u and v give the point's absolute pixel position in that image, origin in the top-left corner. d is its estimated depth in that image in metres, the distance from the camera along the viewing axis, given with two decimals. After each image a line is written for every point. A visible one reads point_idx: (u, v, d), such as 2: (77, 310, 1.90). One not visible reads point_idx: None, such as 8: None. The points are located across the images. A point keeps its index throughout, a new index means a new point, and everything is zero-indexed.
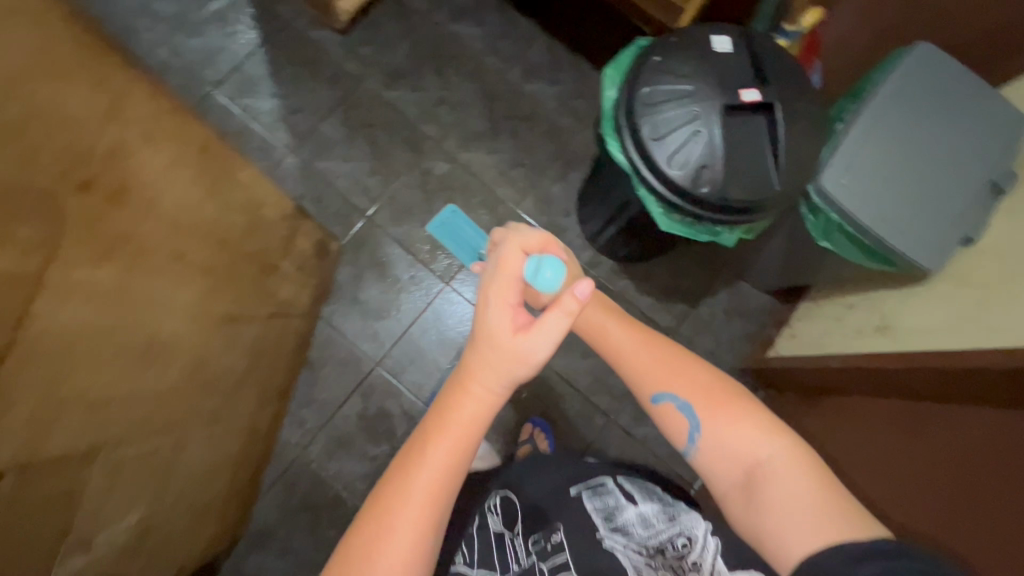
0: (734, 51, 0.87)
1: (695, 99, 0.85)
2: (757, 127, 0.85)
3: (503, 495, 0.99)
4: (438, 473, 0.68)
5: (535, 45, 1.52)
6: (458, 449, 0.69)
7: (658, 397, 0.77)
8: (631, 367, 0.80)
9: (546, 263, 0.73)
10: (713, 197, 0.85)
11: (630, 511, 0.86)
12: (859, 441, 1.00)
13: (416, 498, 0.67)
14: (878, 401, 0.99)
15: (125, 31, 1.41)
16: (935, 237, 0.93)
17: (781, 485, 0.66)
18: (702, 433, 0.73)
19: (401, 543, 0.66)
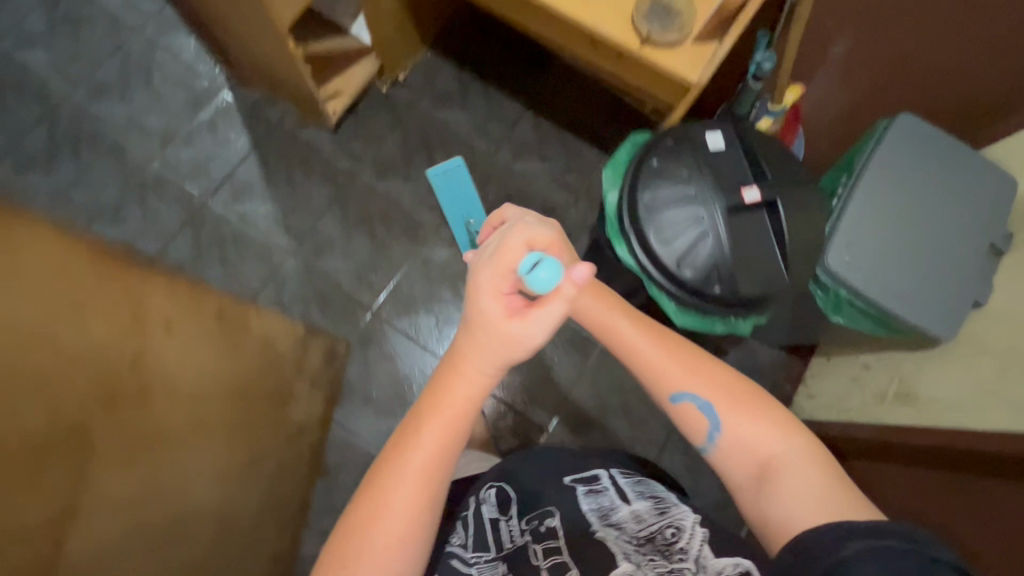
0: (727, 147, 0.89)
1: (698, 200, 0.86)
2: (759, 223, 0.85)
3: (496, 487, 1.00)
4: (433, 451, 0.69)
5: (522, 122, 1.53)
6: (452, 427, 0.70)
7: (676, 396, 0.75)
8: (642, 367, 0.78)
9: (543, 263, 0.67)
10: (725, 293, 0.86)
11: (623, 509, 0.82)
12: (901, 481, 0.98)
13: (411, 479, 0.67)
14: (917, 463, 0.95)
15: (119, 150, 1.43)
16: (945, 305, 0.94)
17: (798, 476, 0.64)
18: (721, 431, 0.72)
19: (397, 519, 0.66)
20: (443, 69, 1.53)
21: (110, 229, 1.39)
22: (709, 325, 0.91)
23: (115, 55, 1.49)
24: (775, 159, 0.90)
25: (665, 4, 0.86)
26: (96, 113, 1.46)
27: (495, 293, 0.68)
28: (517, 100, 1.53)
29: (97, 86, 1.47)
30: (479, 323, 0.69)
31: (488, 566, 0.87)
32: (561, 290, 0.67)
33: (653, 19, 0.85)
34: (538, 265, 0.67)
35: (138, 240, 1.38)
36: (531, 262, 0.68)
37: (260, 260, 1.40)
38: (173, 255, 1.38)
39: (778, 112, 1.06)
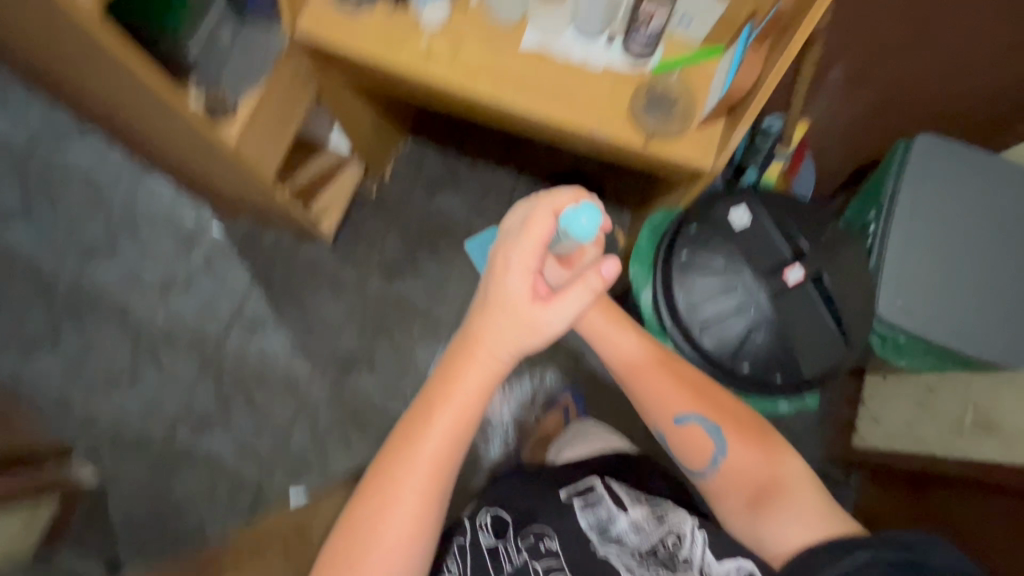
0: (754, 222, 0.85)
1: (739, 292, 0.82)
2: (809, 301, 0.81)
3: (492, 512, 0.88)
4: (442, 444, 0.66)
5: (518, 190, 1.48)
6: (461, 422, 0.66)
7: (681, 419, 0.79)
8: (656, 391, 0.79)
9: (583, 212, 0.61)
10: (788, 378, 0.82)
11: (622, 520, 0.83)
12: (963, 514, 0.96)
13: (422, 468, 0.66)
14: (987, 503, 0.93)
15: (122, 311, 1.40)
16: (1012, 329, 0.90)
17: (792, 497, 0.73)
18: (727, 455, 0.77)
19: (402, 521, 0.66)
20: (428, 155, 1.49)
21: (131, 395, 1.35)
22: (774, 406, 0.88)
23: (97, 213, 1.45)
24: (808, 225, 0.85)
25: (661, 90, 0.83)
26: (90, 278, 1.42)
27: (524, 267, 0.61)
28: (509, 170, 1.48)
29: (85, 250, 1.43)
30: (501, 300, 0.62)
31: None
32: (588, 278, 0.60)
33: (651, 109, 0.82)
34: (577, 213, 0.61)
35: (162, 400, 1.35)
36: (568, 219, 0.60)
37: (287, 393, 1.36)
38: (200, 408, 1.34)
39: (789, 154, 1.02)
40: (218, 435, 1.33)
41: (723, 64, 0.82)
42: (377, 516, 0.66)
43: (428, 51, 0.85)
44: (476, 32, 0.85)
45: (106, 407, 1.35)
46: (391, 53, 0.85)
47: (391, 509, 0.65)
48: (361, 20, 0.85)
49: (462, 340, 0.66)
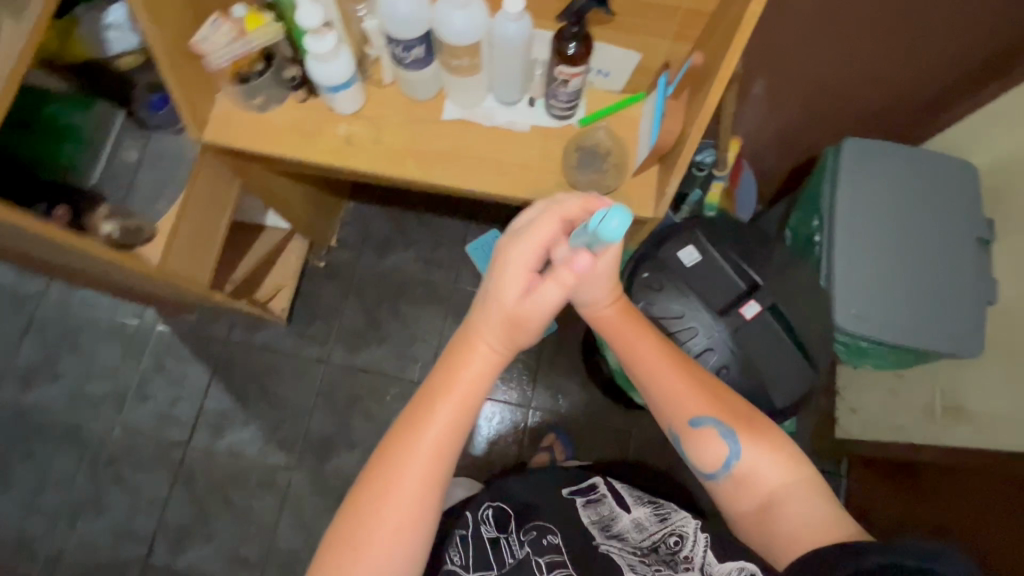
0: (704, 260, 0.85)
1: (702, 335, 0.81)
2: (770, 333, 0.81)
3: (495, 505, 0.88)
4: (448, 425, 0.59)
5: (470, 237, 1.46)
6: (467, 403, 0.60)
7: (695, 420, 0.67)
8: (663, 384, 0.69)
9: (610, 213, 0.51)
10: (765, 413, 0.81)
11: (624, 519, 0.83)
12: (925, 493, 1.00)
13: (425, 450, 0.58)
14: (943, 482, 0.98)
15: (74, 433, 1.32)
16: (962, 318, 0.93)
17: (804, 507, 0.61)
18: (741, 458, 0.64)
19: (404, 507, 0.57)
20: (373, 216, 1.45)
21: (98, 522, 1.27)
22: None
23: (30, 333, 1.36)
24: (756, 254, 0.86)
25: (591, 146, 0.83)
26: (32, 404, 1.33)
27: (518, 262, 0.58)
28: (458, 217, 1.45)
29: (22, 375, 1.34)
30: (491, 295, 0.60)
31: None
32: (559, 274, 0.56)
33: (583, 166, 0.82)
34: (606, 216, 0.51)
35: (132, 520, 1.27)
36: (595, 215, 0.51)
37: (266, 488, 1.30)
38: (174, 521, 1.28)
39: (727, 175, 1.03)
40: (199, 547, 1.26)
41: (647, 110, 0.82)
42: (361, 536, 0.56)
43: (349, 139, 0.82)
44: (395, 113, 0.83)
45: (71, 539, 1.26)
46: (311, 149, 0.82)
47: (374, 521, 0.56)
48: (273, 119, 0.82)
49: (464, 329, 0.62)
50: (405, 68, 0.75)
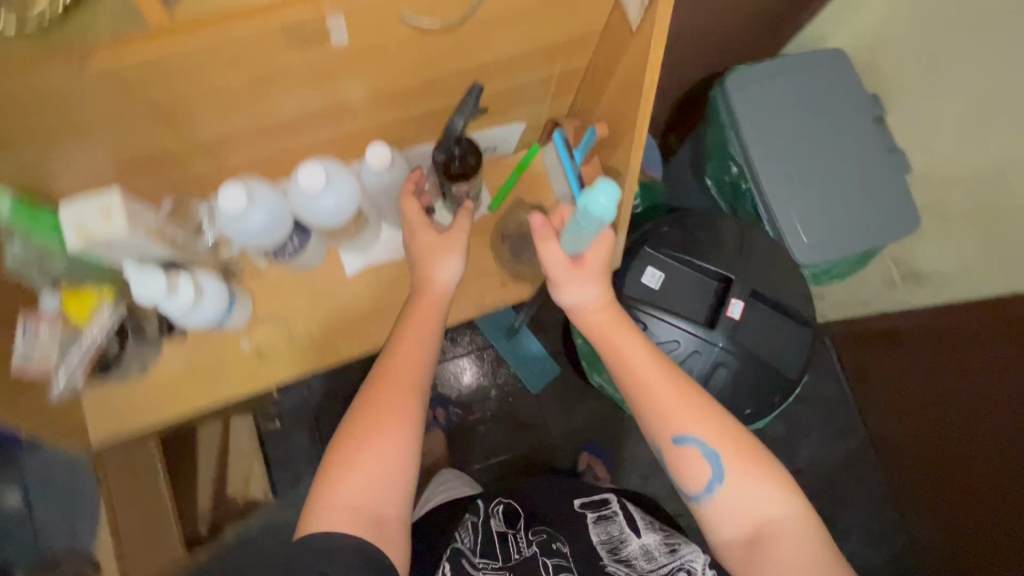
0: (668, 276, 0.82)
1: (706, 355, 0.79)
2: (759, 319, 0.80)
3: (506, 502, 0.81)
4: (422, 334, 0.59)
5: None
6: (433, 315, 0.61)
7: (680, 438, 0.53)
8: (644, 394, 0.54)
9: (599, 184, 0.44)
10: (783, 391, 0.82)
11: (635, 543, 0.71)
12: (886, 362, 1.14)
13: (403, 355, 0.58)
14: (895, 351, 1.11)
15: None
16: (893, 200, 0.96)
17: (804, 555, 0.48)
18: (726, 485, 0.51)
19: (392, 400, 0.55)
20: None
21: None
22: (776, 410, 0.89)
23: None
24: (709, 246, 0.83)
25: (516, 227, 0.74)
26: None
27: (415, 218, 0.60)
28: None
29: None
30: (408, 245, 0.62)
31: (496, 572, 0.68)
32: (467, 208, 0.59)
33: (518, 255, 0.73)
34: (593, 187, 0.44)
35: None
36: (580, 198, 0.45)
37: None
38: None
39: None
40: None
41: (552, 158, 0.73)
42: (366, 425, 0.54)
43: (262, 353, 0.69)
44: (295, 297, 0.70)
45: None
46: (224, 387, 0.68)
47: (376, 412, 0.54)
48: (161, 377, 0.66)
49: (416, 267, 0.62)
50: (286, 258, 0.63)
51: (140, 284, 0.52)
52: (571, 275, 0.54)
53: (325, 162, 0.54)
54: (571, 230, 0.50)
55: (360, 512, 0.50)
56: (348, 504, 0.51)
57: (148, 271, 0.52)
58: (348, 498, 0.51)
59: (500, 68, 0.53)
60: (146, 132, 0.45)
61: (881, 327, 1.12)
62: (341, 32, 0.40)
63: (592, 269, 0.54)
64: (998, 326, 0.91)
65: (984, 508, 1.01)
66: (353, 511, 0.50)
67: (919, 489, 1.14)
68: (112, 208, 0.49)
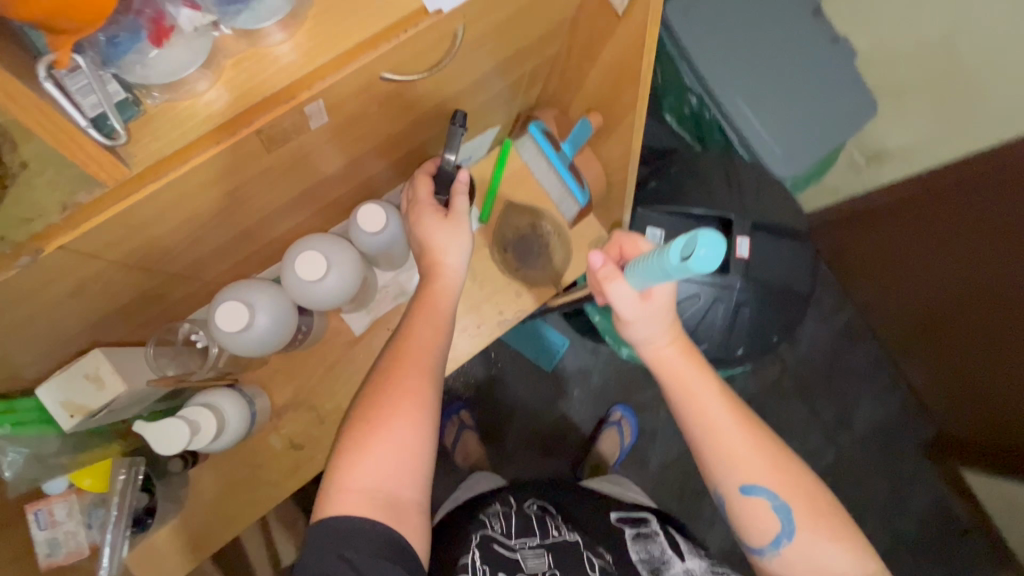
0: (671, 231, 0.80)
1: (729, 298, 0.79)
2: (765, 248, 0.81)
3: (539, 502, 0.72)
4: (438, 305, 0.51)
5: None
6: (449, 289, 0.52)
7: (747, 489, 0.54)
8: (709, 442, 0.54)
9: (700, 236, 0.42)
10: (799, 310, 0.85)
11: (678, 567, 0.64)
12: (865, 240, 1.17)
13: (422, 328, 0.50)
14: (870, 230, 1.15)
15: None
16: (852, 87, 0.95)
17: None
18: (795, 541, 0.52)
19: (409, 372, 0.47)
20: None
21: None
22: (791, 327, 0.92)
23: None
24: (698, 190, 0.83)
25: (512, 232, 0.68)
26: None
27: (423, 202, 0.53)
28: None
29: None
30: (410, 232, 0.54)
31: (534, 552, 0.61)
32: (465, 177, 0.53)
33: (525, 260, 0.69)
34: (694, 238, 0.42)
35: None
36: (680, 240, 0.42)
37: None
38: None
39: None
40: None
41: (532, 155, 0.66)
42: (383, 401, 0.45)
43: (297, 444, 0.64)
44: (315, 372, 0.65)
45: None
46: (270, 492, 0.62)
47: (393, 385, 0.46)
48: (198, 505, 0.61)
49: (421, 251, 0.54)
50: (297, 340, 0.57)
51: (156, 441, 0.47)
52: (638, 309, 0.54)
53: (309, 246, 0.50)
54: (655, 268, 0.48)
55: (380, 496, 0.42)
56: (365, 486, 0.42)
57: (159, 425, 0.47)
58: (364, 479, 0.42)
59: (482, 83, 0.50)
60: (136, 264, 0.40)
61: (856, 208, 1.15)
62: (320, 115, 0.38)
63: (660, 301, 0.54)
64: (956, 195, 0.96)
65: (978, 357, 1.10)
66: (369, 494, 0.42)
67: (923, 348, 1.21)
68: (100, 371, 0.42)
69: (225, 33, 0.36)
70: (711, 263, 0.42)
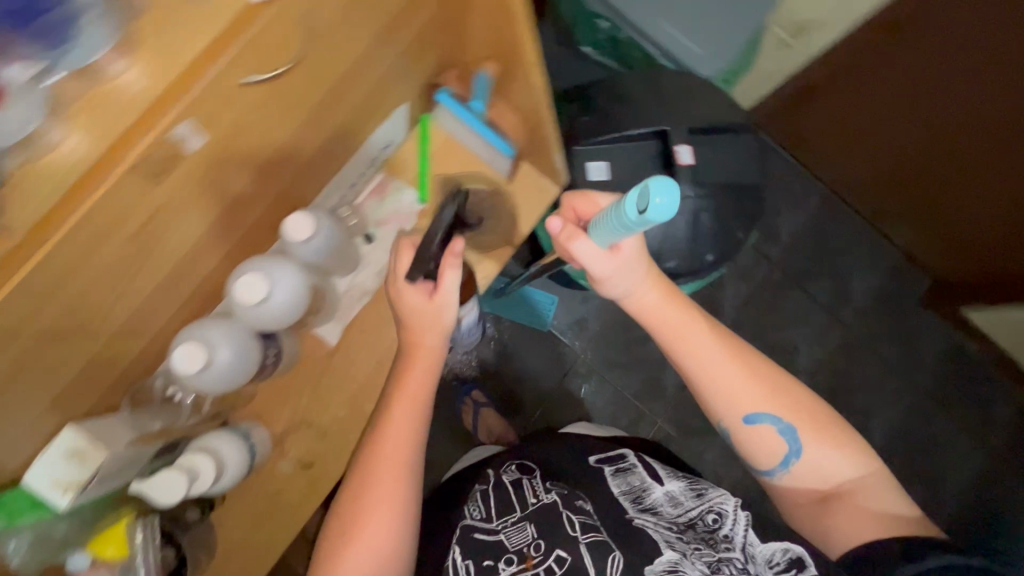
0: (612, 158, 0.81)
1: (683, 208, 0.79)
2: (708, 151, 0.81)
3: (519, 461, 0.83)
4: (415, 403, 0.61)
5: None
6: (425, 385, 0.62)
7: (752, 419, 0.63)
8: (712, 385, 0.63)
9: (656, 185, 0.44)
10: (757, 203, 0.85)
11: (657, 491, 0.73)
12: (816, 112, 1.21)
13: (397, 431, 0.60)
14: (819, 102, 1.18)
15: None
16: None
17: (869, 500, 0.63)
18: (801, 459, 0.64)
19: (382, 479, 0.58)
20: None
21: None
22: None
23: None
24: (631, 111, 0.82)
25: None
26: None
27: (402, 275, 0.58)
28: None
29: None
30: (394, 298, 0.60)
31: (516, 527, 0.70)
32: (453, 260, 0.57)
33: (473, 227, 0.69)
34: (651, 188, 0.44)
35: None
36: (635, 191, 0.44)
37: None
38: None
39: None
40: None
41: (453, 124, 0.66)
42: (360, 509, 0.57)
43: (306, 463, 0.65)
44: (304, 390, 0.66)
45: None
46: (295, 513, 0.64)
47: (366, 497, 0.57)
48: (225, 548, 0.62)
49: (403, 326, 0.61)
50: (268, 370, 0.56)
51: (158, 492, 0.48)
52: (611, 265, 0.59)
53: (246, 270, 0.49)
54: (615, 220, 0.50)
55: None
56: None
57: (155, 478, 0.48)
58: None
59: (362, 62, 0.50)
60: (69, 331, 0.40)
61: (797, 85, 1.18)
62: (193, 137, 0.39)
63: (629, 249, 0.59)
64: (896, 42, 0.99)
65: (947, 197, 1.15)
66: None
67: (894, 204, 1.26)
68: (80, 446, 0.43)
69: (62, 77, 0.35)
70: (666, 213, 0.44)
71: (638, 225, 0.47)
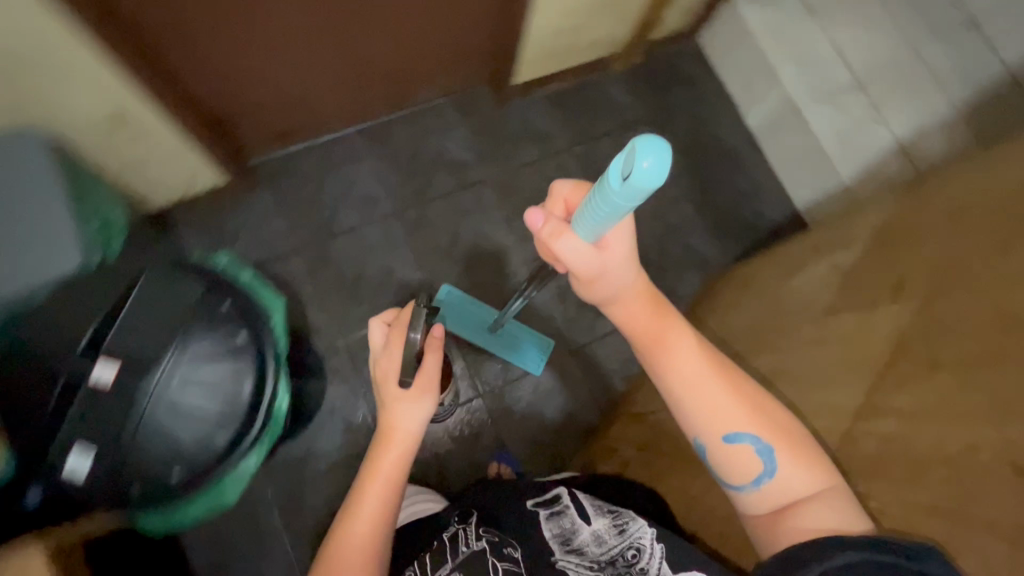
0: (79, 442, 0.79)
1: (169, 390, 0.81)
2: (135, 339, 0.82)
3: (462, 511, 0.91)
4: (388, 474, 0.80)
5: None
6: (397, 472, 0.81)
7: (731, 437, 0.68)
8: (669, 363, 0.69)
9: (648, 148, 0.51)
10: (224, 301, 0.87)
11: (586, 532, 0.82)
12: (266, 107, 1.23)
13: (372, 495, 0.79)
14: (256, 105, 1.21)
15: None
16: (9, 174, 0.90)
17: (821, 507, 0.65)
18: (773, 478, 0.67)
19: (362, 527, 0.76)
20: None
21: None
22: (254, 284, 0.95)
23: None
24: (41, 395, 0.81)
25: None
26: None
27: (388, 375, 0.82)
28: None
29: None
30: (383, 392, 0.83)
31: None
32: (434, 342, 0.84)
33: None
34: (647, 150, 0.51)
35: None
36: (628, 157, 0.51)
37: None
38: None
39: None
40: None
41: None
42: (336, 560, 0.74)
43: None
44: None
45: None
46: None
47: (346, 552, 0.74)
48: None
49: (382, 424, 0.83)
50: None
51: None
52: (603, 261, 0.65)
53: None
54: (614, 202, 0.56)
55: None
56: None
57: None
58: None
59: None
60: None
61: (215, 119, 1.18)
62: None
63: (617, 249, 0.66)
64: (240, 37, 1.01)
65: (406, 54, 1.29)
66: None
67: (392, 86, 1.37)
68: None
69: None
70: (656, 173, 0.51)
71: (638, 192, 0.54)
